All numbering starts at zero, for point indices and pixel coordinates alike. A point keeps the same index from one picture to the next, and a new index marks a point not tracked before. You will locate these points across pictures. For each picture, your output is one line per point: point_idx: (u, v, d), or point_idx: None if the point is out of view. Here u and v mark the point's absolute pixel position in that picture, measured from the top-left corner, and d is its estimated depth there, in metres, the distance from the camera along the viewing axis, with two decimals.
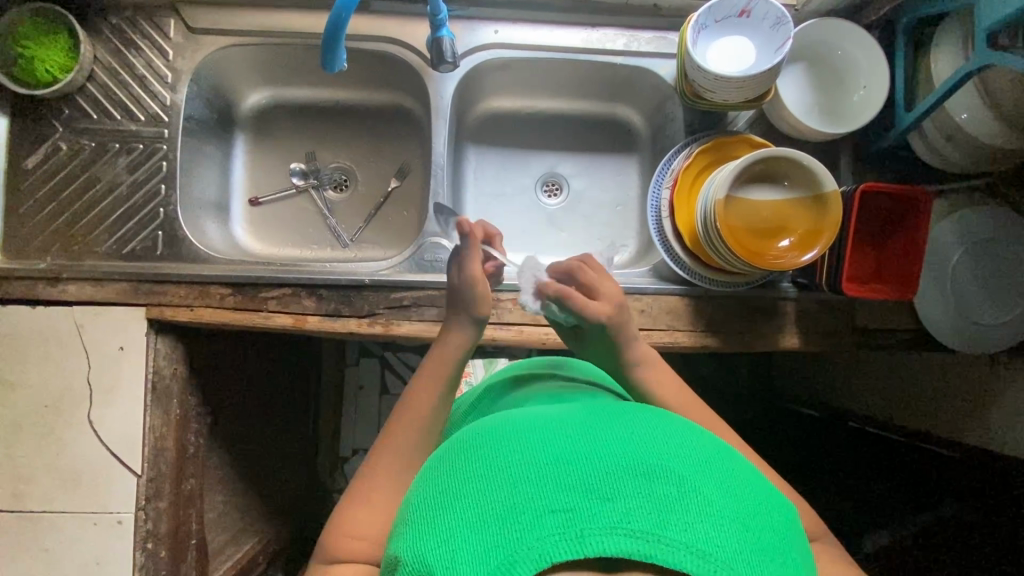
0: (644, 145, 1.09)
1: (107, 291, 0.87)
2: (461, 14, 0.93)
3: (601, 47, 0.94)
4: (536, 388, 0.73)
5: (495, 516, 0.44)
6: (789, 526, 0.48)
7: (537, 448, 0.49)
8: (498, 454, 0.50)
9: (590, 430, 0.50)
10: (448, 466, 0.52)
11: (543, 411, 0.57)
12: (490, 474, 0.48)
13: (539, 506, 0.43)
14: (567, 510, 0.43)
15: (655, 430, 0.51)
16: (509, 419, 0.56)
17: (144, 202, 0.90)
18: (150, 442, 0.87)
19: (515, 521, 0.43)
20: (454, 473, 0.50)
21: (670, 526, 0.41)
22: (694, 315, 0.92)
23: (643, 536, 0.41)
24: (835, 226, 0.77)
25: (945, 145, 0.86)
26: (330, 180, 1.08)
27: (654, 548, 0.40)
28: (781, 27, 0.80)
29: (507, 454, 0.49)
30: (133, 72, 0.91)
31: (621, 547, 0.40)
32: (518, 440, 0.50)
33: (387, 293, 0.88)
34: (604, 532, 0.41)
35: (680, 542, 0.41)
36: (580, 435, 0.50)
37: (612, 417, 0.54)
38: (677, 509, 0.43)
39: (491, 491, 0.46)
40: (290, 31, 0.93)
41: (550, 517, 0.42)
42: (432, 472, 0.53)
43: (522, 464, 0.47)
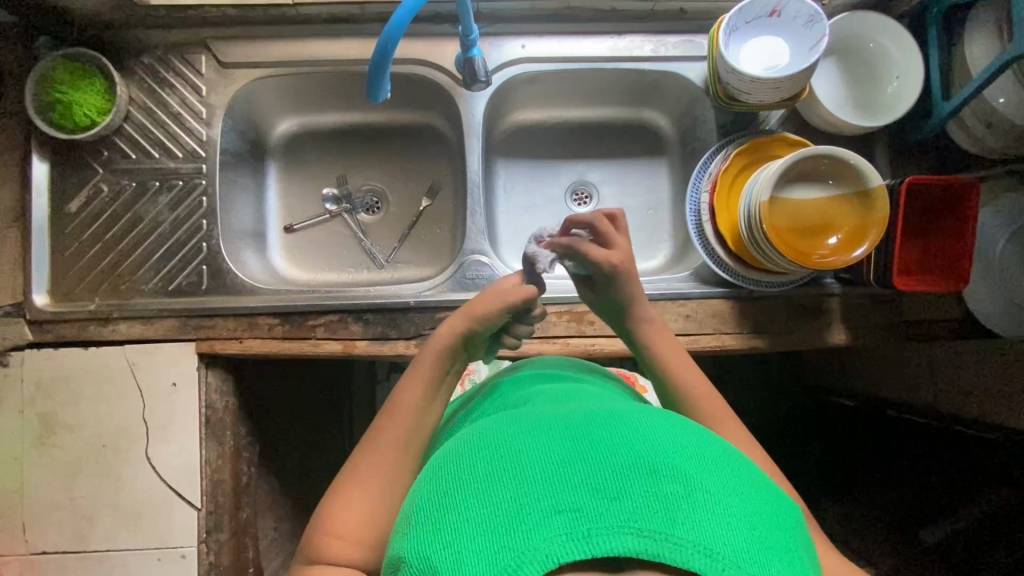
0: (672, 148, 1.09)
1: (157, 328, 0.88)
2: (488, 32, 0.93)
3: (629, 54, 0.94)
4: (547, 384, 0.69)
5: (498, 516, 0.42)
6: (794, 523, 0.47)
7: (540, 448, 0.47)
8: (502, 453, 0.48)
9: (594, 429, 0.49)
10: (449, 466, 0.50)
11: (549, 411, 0.55)
12: (494, 473, 0.46)
13: (545, 505, 0.42)
14: (575, 511, 0.41)
15: (663, 428, 0.49)
16: (512, 419, 0.55)
17: (187, 237, 0.91)
18: (208, 475, 0.88)
19: (521, 520, 0.41)
20: (455, 471, 0.48)
21: (678, 525, 0.40)
22: (739, 317, 0.91)
23: (651, 534, 0.40)
24: (883, 222, 0.76)
25: (984, 132, 0.86)
26: (362, 203, 1.09)
27: (662, 548, 0.39)
28: (814, 24, 0.80)
29: (512, 452, 0.47)
30: (169, 110, 0.92)
31: (629, 547, 0.39)
32: (523, 439, 0.49)
33: (432, 313, 0.88)
34: (611, 532, 0.40)
35: (689, 541, 0.40)
36: (585, 434, 0.48)
37: (618, 414, 0.52)
38: (685, 507, 0.41)
39: (495, 489, 0.44)
40: (320, 59, 0.93)
41: (556, 517, 0.41)
42: (433, 471, 0.51)
43: (529, 462, 0.46)
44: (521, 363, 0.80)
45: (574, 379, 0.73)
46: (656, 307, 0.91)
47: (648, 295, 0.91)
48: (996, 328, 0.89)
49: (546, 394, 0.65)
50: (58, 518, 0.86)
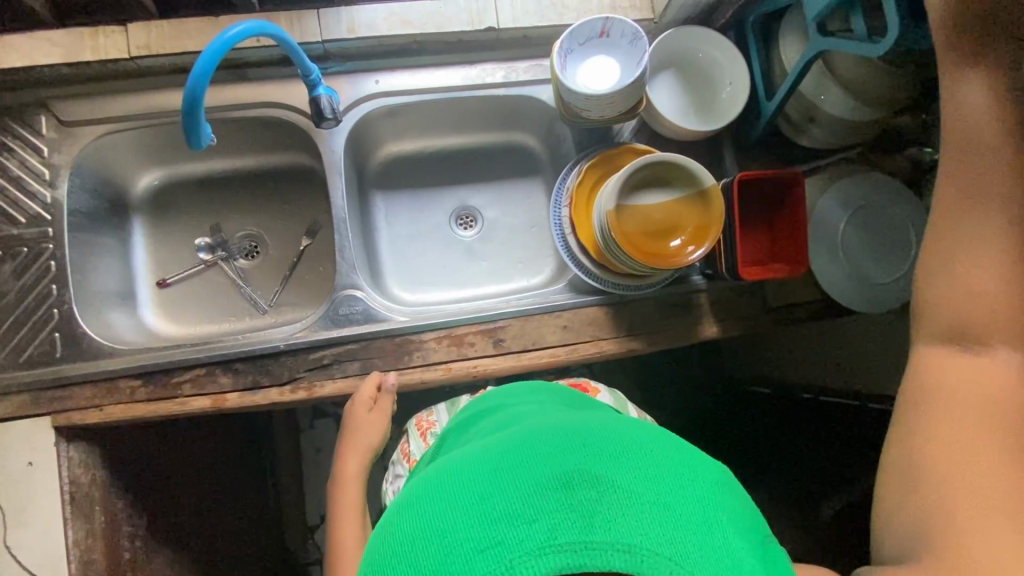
0: (546, 166, 1.13)
1: (8, 405, 0.83)
2: (340, 69, 0.95)
3: (481, 81, 0.97)
4: (486, 422, 0.70)
5: (426, 570, 0.43)
6: (722, 495, 0.49)
7: (462, 484, 0.48)
8: (426, 501, 0.49)
9: (510, 451, 0.50)
10: (384, 527, 0.50)
11: (473, 447, 0.56)
12: (419, 523, 0.47)
13: (469, 546, 0.43)
14: (496, 545, 0.43)
15: (577, 434, 0.51)
16: (438, 465, 0.55)
17: (36, 305, 0.86)
18: (76, 557, 0.82)
19: (448, 569, 0.42)
20: (387, 533, 0.49)
21: (594, 530, 0.43)
22: (615, 322, 0.94)
23: (571, 547, 0.42)
24: (720, 219, 0.82)
25: (809, 125, 0.93)
26: (239, 249, 1.07)
27: (583, 558, 0.42)
28: (638, 42, 0.85)
29: (434, 498, 0.48)
30: (7, 175, 0.88)
31: (552, 565, 0.41)
32: (443, 484, 0.49)
33: (306, 354, 0.87)
34: (533, 556, 0.42)
35: (608, 543, 0.42)
36: (500, 460, 0.49)
37: (536, 430, 0.54)
38: (600, 510, 0.44)
39: (421, 542, 0.45)
40: (169, 109, 0.92)
41: (481, 556, 0.42)
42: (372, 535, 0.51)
43: (449, 505, 0.47)
44: (469, 402, 0.81)
45: (512, 401, 0.74)
46: (534, 322, 0.93)
47: (525, 311, 0.93)
48: (852, 304, 0.95)
49: (485, 427, 0.66)
50: None
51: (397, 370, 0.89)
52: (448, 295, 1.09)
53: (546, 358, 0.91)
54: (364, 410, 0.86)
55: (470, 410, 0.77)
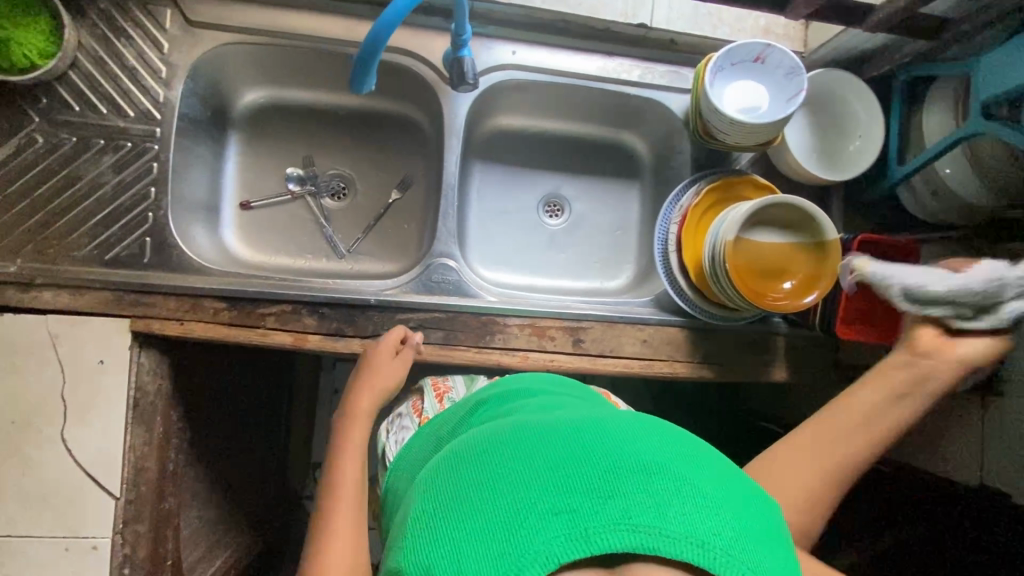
0: (646, 173, 1.11)
1: (87, 300, 0.81)
2: (480, 32, 0.91)
3: (616, 76, 0.95)
4: (535, 399, 0.68)
5: (497, 520, 0.43)
6: (780, 522, 0.48)
7: (537, 452, 0.48)
8: (498, 459, 0.49)
9: (585, 432, 0.50)
10: (448, 477, 0.50)
11: (538, 418, 0.56)
12: (491, 479, 0.47)
13: (544, 507, 0.42)
14: (572, 511, 0.42)
15: (650, 430, 0.51)
16: (503, 427, 0.55)
17: (130, 205, 0.83)
18: (131, 462, 0.82)
19: (520, 524, 0.42)
20: (453, 482, 0.49)
21: (669, 518, 0.41)
22: (692, 346, 0.94)
23: (645, 529, 0.40)
24: (835, 273, 0.81)
25: (930, 198, 0.92)
26: (327, 187, 1.05)
27: (656, 541, 0.40)
28: (794, 77, 0.83)
29: (506, 460, 0.48)
30: (122, 63, 0.84)
31: (626, 543, 0.40)
32: (516, 447, 0.49)
33: (392, 314, 0.86)
34: (607, 529, 0.40)
35: (681, 533, 0.40)
36: (574, 437, 0.49)
37: (607, 419, 0.53)
38: (675, 501, 0.42)
39: (494, 495, 0.45)
40: (299, 32, 0.88)
41: (555, 518, 0.42)
42: (431, 483, 0.51)
43: (524, 468, 0.46)
44: (502, 378, 0.79)
45: (559, 393, 0.73)
46: (616, 330, 0.93)
47: (610, 317, 0.92)
48: (917, 379, 0.98)
49: (536, 403, 0.65)
50: None
51: (476, 348, 0.88)
52: (523, 279, 1.08)
53: (621, 368, 0.92)
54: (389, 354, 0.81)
55: (507, 385, 0.76)
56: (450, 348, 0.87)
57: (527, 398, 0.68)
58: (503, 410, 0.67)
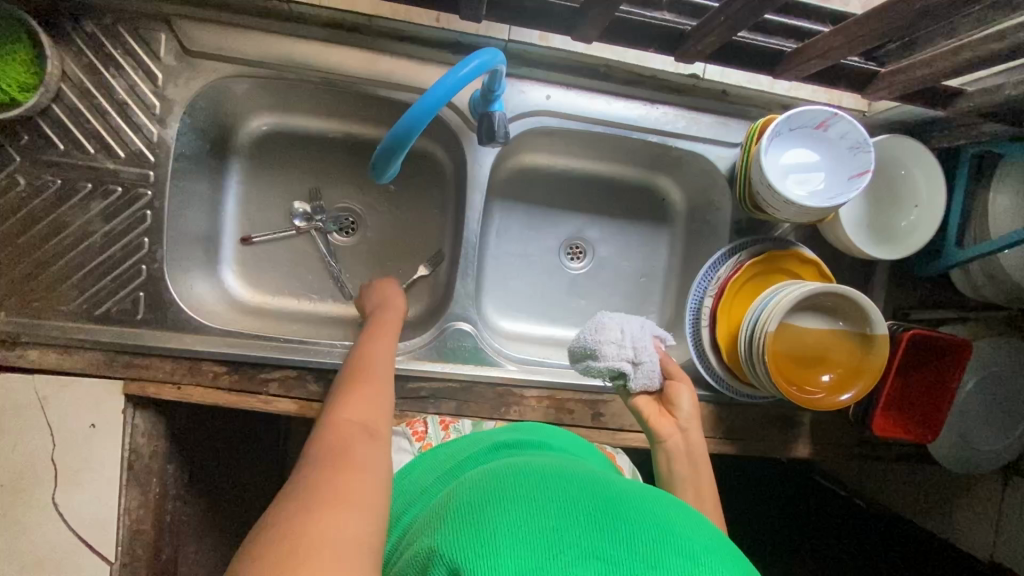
0: (678, 220, 1.04)
1: (77, 360, 0.76)
2: (513, 72, 0.82)
3: (659, 127, 0.86)
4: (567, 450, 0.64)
5: (539, 533, 0.40)
6: None
7: (584, 497, 0.45)
8: (552, 485, 0.46)
9: (638, 495, 0.47)
10: (490, 481, 0.48)
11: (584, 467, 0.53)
12: (541, 498, 0.44)
13: (584, 548, 0.40)
14: (611, 563, 0.39)
15: (697, 518, 0.47)
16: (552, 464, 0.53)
17: (122, 256, 0.76)
18: (126, 526, 0.78)
19: (560, 550, 0.39)
20: (497, 486, 0.46)
21: None
22: (715, 421, 0.90)
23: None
24: (880, 371, 0.76)
25: (984, 282, 0.86)
26: (336, 223, 0.97)
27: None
28: (858, 152, 0.75)
29: (560, 489, 0.46)
30: (112, 96, 0.75)
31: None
32: (566, 484, 0.47)
33: (403, 382, 0.81)
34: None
35: None
36: (627, 498, 0.46)
37: (655, 491, 0.50)
38: None
39: (541, 514, 0.42)
40: (310, 66, 0.78)
41: (593, 562, 0.39)
42: (470, 483, 0.49)
43: (570, 505, 0.44)
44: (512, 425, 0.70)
45: (581, 452, 0.66)
46: None
47: None
48: (943, 460, 0.94)
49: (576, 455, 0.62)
50: None
51: (490, 420, 0.83)
52: (539, 328, 1.02)
53: (639, 443, 0.87)
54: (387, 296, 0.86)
55: (529, 429, 0.68)
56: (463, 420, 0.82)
57: (563, 448, 0.64)
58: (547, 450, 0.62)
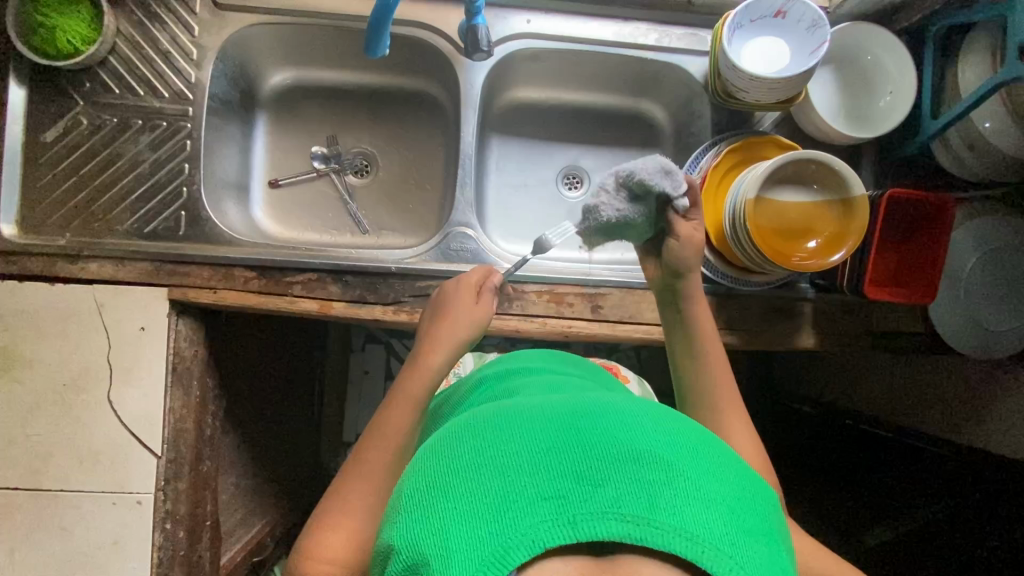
0: (667, 141, 1.09)
1: (128, 271, 0.86)
2: (495, 2, 0.93)
3: (633, 41, 0.95)
4: (528, 377, 0.69)
5: (485, 502, 0.43)
6: (769, 508, 0.49)
7: (525, 435, 0.48)
8: (490, 441, 0.48)
9: (582, 417, 0.50)
10: (438, 451, 0.50)
11: (529, 400, 0.56)
12: (478, 461, 0.47)
13: (533, 492, 0.43)
14: (560, 497, 0.43)
15: (640, 416, 0.51)
16: (496, 406, 0.55)
17: (167, 181, 0.89)
18: (171, 423, 0.87)
19: (507, 507, 0.43)
20: (435, 466, 0.48)
21: (658, 510, 0.42)
22: (715, 312, 0.93)
23: (635, 520, 0.41)
24: (861, 230, 0.78)
25: (966, 154, 0.88)
26: (351, 164, 1.07)
27: (644, 532, 0.41)
28: (816, 30, 0.81)
29: (497, 439, 0.48)
30: (157, 47, 0.89)
31: (614, 532, 0.41)
32: (507, 428, 0.50)
33: (413, 281, 0.88)
34: (596, 517, 0.42)
35: (669, 525, 0.41)
36: (566, 424, 0.49)
37: (599, 403, 0.53)
38: (667, 492, 0.43)
39: (481, 478, 0.45)
40: (319, 11, 0.91)
41: (543, 504, 0.42)
42: (417, 460, 0.51)
43: (513, 451, 0.47)
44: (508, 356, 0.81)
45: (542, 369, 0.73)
46: (636, 296, 0.92)
47: (629, 283, 0.92)
48: (958, 345, 0.92)
49: (533, 385, 0.67)
50: (12, 454, 0.84)
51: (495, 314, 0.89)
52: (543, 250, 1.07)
53: (641, 334, 0.91)
54: (465, 306, 0.78)
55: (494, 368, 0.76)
56: None
57: (524, 378, 0.69)
58: (505, 388, 0.68)
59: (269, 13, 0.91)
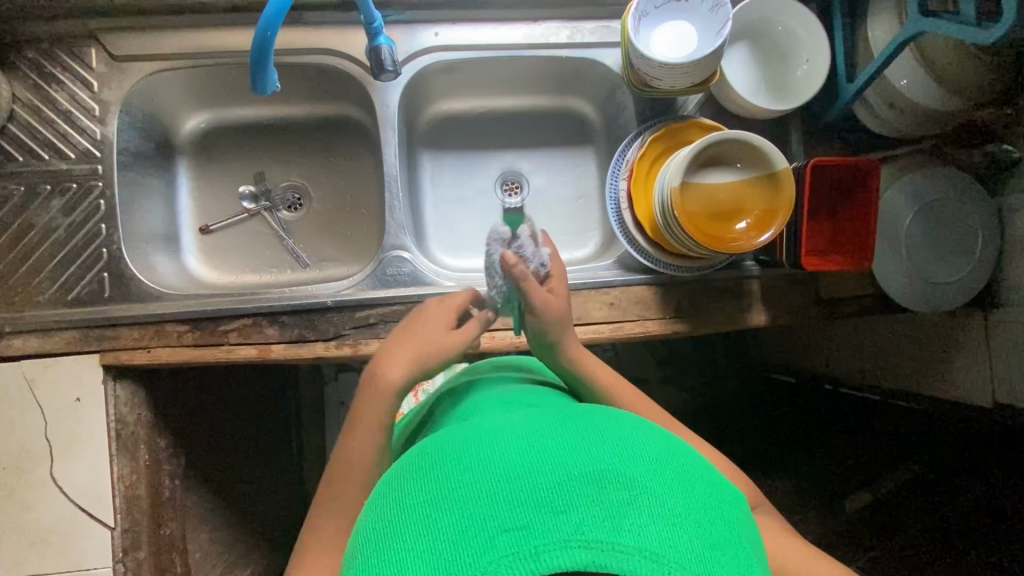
0: (599, 134, 1.08)
1: (56, 341, 0.84)
2: (399, 18, 0.91)
3: (545, 41, 0.93)
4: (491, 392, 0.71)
5: (444, 541, 0.42)
6: (739, 517, 0.49)
7: (483, 464, 0.47)
8: (448, 476, 0.47)
9: (541, 438, 0.49)
10: (397, 489, 0.49)
11: (490, 424, 0.55)
12: (436, 500, 0.46)
13: (493, 526, 0.42)
14: (521, 528, 0.41)
15: (603, 434, 0.50)
16: (458, 434, 0.54)
17: (85, 244, 0.86)
18: (121, 492, 0.84)
19: (468, 545, 0.41)
20: (396, 507, 0.47)
21: (623, 532, 0.41)
22: (662, 303, 0.92)
23: (599, 545, 0.40)
24: (789, 205, 0.78)
25: (888, 112, 0.88)
26: (282, 200, 1.05)
27: (609, 557, 0.40)
28: (720, 9, 0.80)
29: (456, 474, 0.47)
30: (57, 108, 0.86)
31: (578, 560, 0.40)
32: (467, 458, 0.49)
33: (351, 312, 0.86)
34: (559, 547, 0.40)
35: (634, 546, 0.40)
36: (525, 446, 0.48)
37: (561, 421, 0.53)
38: (630, 513, 0.42)
39: (440, 517, 0.44)
40: (220, 50, 0.89)
41: (503, 538, 0.41)
42: (377, 502, 0.50)
43: (473, 484, 0.45)
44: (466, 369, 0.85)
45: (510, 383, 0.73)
46: (581, 297, 0.91)
47: (572, 284, 0.92)
48: (905, 302, 0.92)
49: (489, 402, 0.68)
50: None
51: None
52: None
53: (590, 335, 0.90)
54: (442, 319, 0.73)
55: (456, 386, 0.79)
56: None
57: (487, 398, 0.69)
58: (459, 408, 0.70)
59: (170, 57, 0.88)
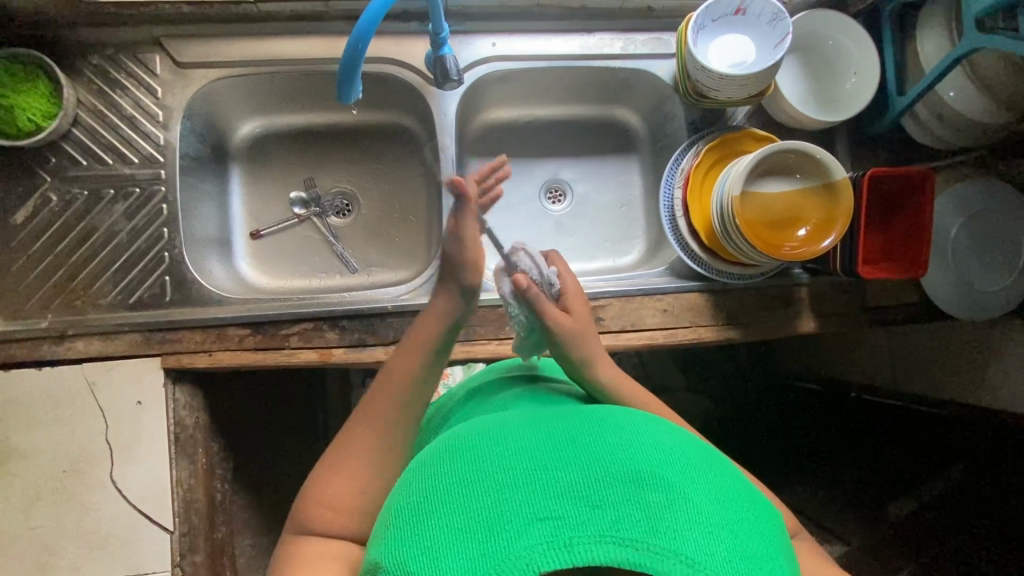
0: (643, 144, 1.10)
1: (117, 344, 0.84)
2: (458, 30, 0.93)
3: (598, 52, 0.95)
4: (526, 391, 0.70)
5: (478, 523, 0.43)
6: (772, 531, 0.48)
7: (521, 453, 0.48)
8: (484, 460, 0.48)
9: (580, 434, 0.50)
10: (430, 469, 0.50)
11: (526, 416, 0.55)
12: (471, 480, 0.46)
13: (527, 513, 0.42)
14: (555, 518, 0.42)
15: (641, 435, 0.50)
16: (492, 423, 0.55)
17: (147, 247, 0.87)
18: (180, 495, 0.84)
19: (502, 528, 0.42)
20: (429, 486, 0.48)
21: (658, 534, 0.41)
22: (714, 309, 0.93)
23: (633, 544, 0.41)
24: (848, 215, 0.79)
25: (936, 124, 0.90)
26: (332, 206, 1.05)
27: (642, 557, 0.40)
28: (777, 23, 0.82)
29: (493, 458, 0.48)
30: (121, 113, 0.87)
31: (610, 556, 0.40)
32: (504, 444, 0.49)
33: (411, 317, 0.87)
34: (593, 541, 0.41)
35: (667, 549, 0.41)
36: (564, 441, 0.49)
37: (599, 419, 0.53)
38: (665, 516, 0.42)
39: (475, 498, 0.45)
40: (282, 58, 0.90)
41: (538, 526, 0.42)
42: (411, 479, 0.51)
43: (509, 470, 0.46)
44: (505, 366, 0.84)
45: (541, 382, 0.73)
46: (634, 303, 0.93)
47: (625, 291, 0.93)
48: (951, 310, 0.93)
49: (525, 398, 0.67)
50: (15, 550, 0.80)
51: (497, 340, 0.89)
52: None
53: (643, 341, 0.91)
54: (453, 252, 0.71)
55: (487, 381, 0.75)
56: (472, 343, 0.88)
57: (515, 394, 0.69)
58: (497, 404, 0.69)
59: (232, 63, 0.90)
